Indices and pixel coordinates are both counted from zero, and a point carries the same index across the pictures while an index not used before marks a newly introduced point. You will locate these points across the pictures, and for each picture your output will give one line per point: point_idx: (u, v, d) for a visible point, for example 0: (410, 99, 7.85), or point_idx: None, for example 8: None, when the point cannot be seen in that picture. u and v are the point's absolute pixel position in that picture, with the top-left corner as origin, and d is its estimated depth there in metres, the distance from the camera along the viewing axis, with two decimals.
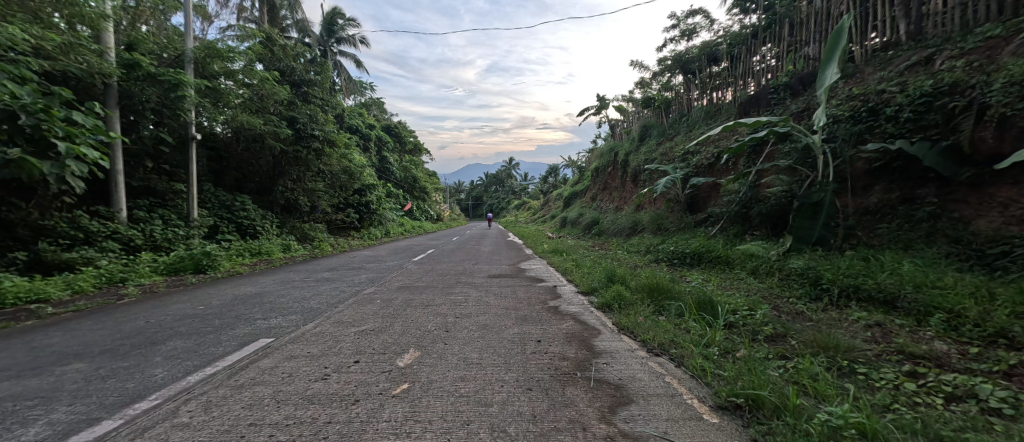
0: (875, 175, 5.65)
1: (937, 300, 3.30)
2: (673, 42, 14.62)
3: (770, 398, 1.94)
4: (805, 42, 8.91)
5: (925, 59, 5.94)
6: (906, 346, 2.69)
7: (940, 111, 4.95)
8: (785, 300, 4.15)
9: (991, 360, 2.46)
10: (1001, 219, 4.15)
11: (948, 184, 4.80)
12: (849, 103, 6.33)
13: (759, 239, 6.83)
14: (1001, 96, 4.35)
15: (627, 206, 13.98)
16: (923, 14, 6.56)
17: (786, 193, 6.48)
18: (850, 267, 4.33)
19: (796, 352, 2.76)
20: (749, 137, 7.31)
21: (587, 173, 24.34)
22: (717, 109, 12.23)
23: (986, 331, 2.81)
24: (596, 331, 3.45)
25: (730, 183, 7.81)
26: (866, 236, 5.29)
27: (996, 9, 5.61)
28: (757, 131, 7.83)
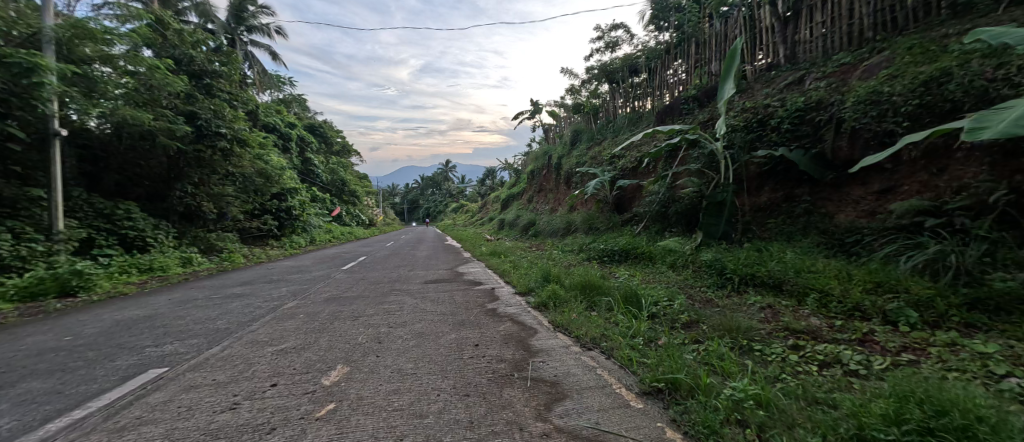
0: (764, 177, 6.55)
1: (812, 282, 3.92)
2: (598, 52, 15.59)
3: (686, 380, 2.15)
4: (708, 59, 10.05)
5: (798, 79, 7.04)
6: (790, 323, 3.16)
7: (810, 124, 5.89)
8: (698, 289, 4.62)
9: (851, 330, 2.99)
10: (854, 213, 5.07)
11: (818, 185, 5.71)
12: (743, 115, 7.24)
13: (675, 235, 7.52)
14: (851, 112, 5.25)
15: (562, 207, 14.53)
16: (796, 41, 7.76)
17: (697, 194, 7.21)
18: (748, 258, 4.96)
19: (707, 336, 3.09)
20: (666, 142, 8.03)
21: (524, 176, 24.89)
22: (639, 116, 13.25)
23: (847, 306, 3.41)
24: (533, 331, 3.53)
25: (651, 186, 8.50)
26: (760, 231, 6.11)
27: (846, 40, 6.84)
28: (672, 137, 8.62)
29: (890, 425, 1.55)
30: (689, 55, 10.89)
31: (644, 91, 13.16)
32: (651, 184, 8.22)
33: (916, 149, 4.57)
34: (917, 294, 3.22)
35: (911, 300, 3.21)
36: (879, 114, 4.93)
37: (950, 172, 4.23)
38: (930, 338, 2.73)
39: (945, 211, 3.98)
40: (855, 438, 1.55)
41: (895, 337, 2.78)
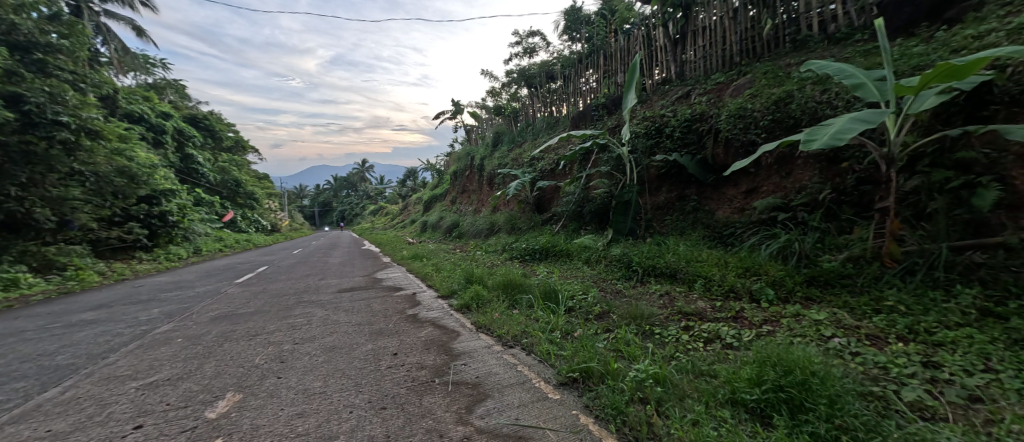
0: (661, 179, 7.36)
1: (699, 269, 4.51)
2: (517, 57, 16.01)
3: (597, 367, 2.31)
4: (614, 71, 10.96)
5: (686, 94, 8.05)
6: (683, 307, 3.59)
7: (696, 133, 6.78)
8: (609, 282, 5.02)
9: (728, 310, 3.52)
10: (729, 210, 5.96)
11: (703, 186, 6.59)
12: (644, 123, 8.04)
13: (590, 232, 8.05)
14: (725, 124, 6.16)
15: (485, 208, 14.61)
16: (683, 60, 8.86)
17: (607, 194, 7.81)
18: (649, 251, 5.52)
19: (616, 324, 3.37)
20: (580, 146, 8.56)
21: (446, 177, 24.48)
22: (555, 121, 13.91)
23: (725, 289, 4.00)
24: (455, 334, 3.48)
25: (568, 186, 8.97)
26: (659, 227, 6.85)
27: (721, 63, 8.00)
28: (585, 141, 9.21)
29: (753, 386, 1.92)
30: (598, 66, 11.75)
31: (560, 97, 13.86)
32: (568, 185, 8.68)
33: (771, 156, 5.53)
34: (773, 275, 3.91)
35: (770, 281, 3.89)
36: (745, 126, 5.87)
37: (794, 175, 5.21)
38: (783, 311, 3.34)
39: (791, 207, 4.89)
40: (729, 401, 1.91)
41: (759, 313, 3.34)
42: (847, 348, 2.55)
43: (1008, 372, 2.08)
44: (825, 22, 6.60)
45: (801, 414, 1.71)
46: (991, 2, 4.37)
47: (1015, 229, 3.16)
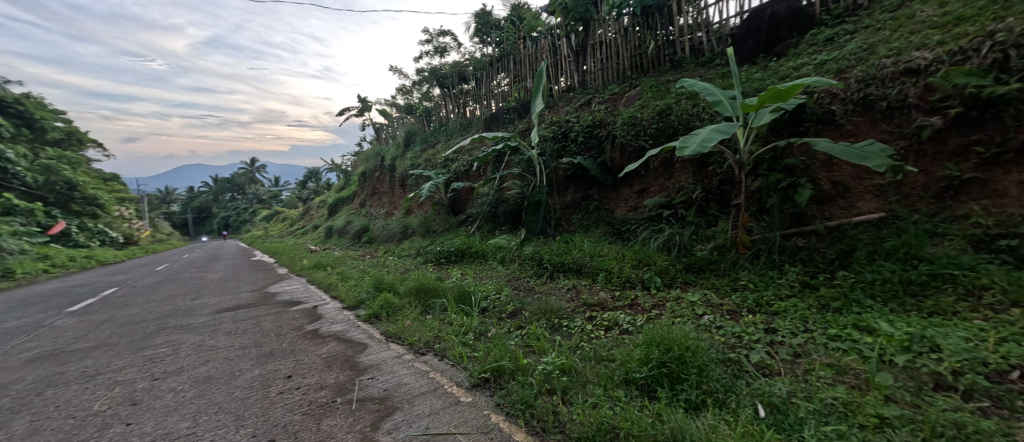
0: (568, 180, 7.84)
1: (601, 263, 4.91)
2: (427, 55, 15.61)
3: (508, 365, 2.37)
4: (524, 76, 11.36)
5: (588, 101, 8.70)
6: (588, 299, 3.87)
7: (597, 138, 7.36)
8: (523, 280, 5.18)
9: (625, 298, 3.89)
10: (625, 208, 6.61)
11: (603, 186, 7.18)
12: (551, 127, 8.46)
13: (504, 233, 8.21)
14: (620, 131, 6.81)
15: (397, 211, 13.95)
16: (584, 71, 9.57)
17: (519, 195, 8.04)
18: (559, 248, 5.84)
19: (528, 320, 3.49)
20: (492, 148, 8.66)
21: (354, 178, 22.79)
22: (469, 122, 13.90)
23: (623, 279, 4.42)
24: (361, 346, 3.25)
25: (482, 188, 9.01)
26: (568, 226, 7.29)
27: (617, 75, 8.83)
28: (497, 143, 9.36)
29: (641, 365, 2.17)
30: (509, 70, 12.06)
31: (472, 99, 13.89)
32: (481, 186, 8.71)
33: (657, 160, 6.28)
34: (660, 265, 4.45)
35: (658, 271, 4.41)
36: (636, 133, 6.56)
37: (675, 177, 5.98)
38: (668, 296, 3.82)
39: (673, 205, 5.61)
40: (624, 381, 2.13)
41: (649, 299, 3.77)
42: (714, 324, 3.03)
43: (818, 330, 2.69)
44: (695, 48, 7.63)
45: (679, 384, 2.01)
46: (805, 42, 5.57)
47: (822, 219, 4.08)
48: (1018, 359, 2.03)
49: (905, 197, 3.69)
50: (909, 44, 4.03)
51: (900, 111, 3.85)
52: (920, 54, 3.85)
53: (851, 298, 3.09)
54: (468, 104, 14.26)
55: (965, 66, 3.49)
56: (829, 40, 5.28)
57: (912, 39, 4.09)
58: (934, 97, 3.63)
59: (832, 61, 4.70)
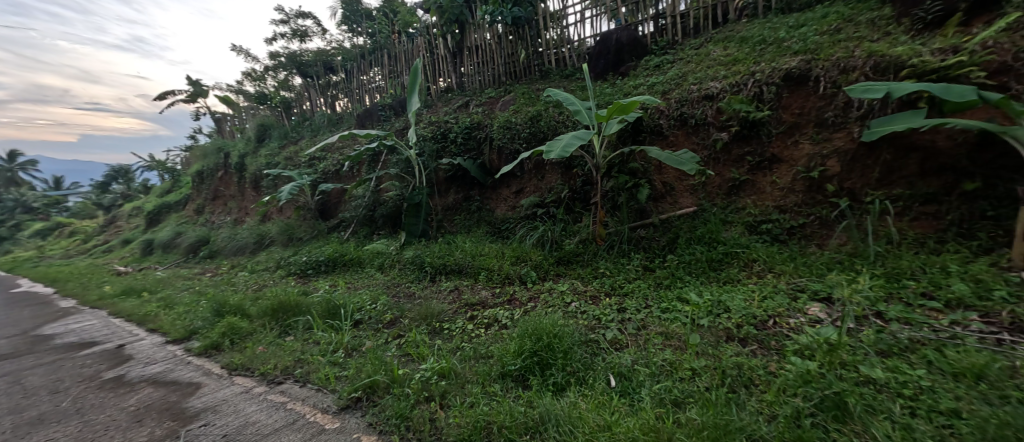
0: (449, 181, 7.80)
1: (482, 262, 5.01)
2: (283, 38, 13.61)
3: (381, 378, 2.24)
4: (400, 72, 10.88)
5: (466, 104, 8.79)
6: (469, 299, 3.90)
7: (475, 140, 7.50)
8: (404, 286, 4.96)
9: (503, 295, 4.06)
10: (506, 208, 6.89)
11: (483, 187, 7.35)
12: (430, 127, 8.21)
13: (383, 237, 7.69)
14: (497, 134, 7.05)
15: (249, 218, 11.82)
16: (462, 73, 9.64)
17: (399, 197, 7.61)
18: (441, 250, 5.75)
19: (408, 328, 3.35)
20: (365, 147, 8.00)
21: (185, 178, 18.44)
22: (338, 117, 12.59)
23: (502, 276, 4.61)
24: (192, 387, 2.64)
25: (355, 189, 8.27)
26: (450, 227, 7.26)
27: (493, 80, 9.16)
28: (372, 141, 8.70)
29: (515, 357, 2.33)
30: (382, 64, 11.36)
31: (342, 92, 12.68)
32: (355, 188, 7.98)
33: (530, 162, 6.70)
34: (535, 260, 4.78)
35: (533, 266, 4.72)
36: (511, 136, 6.88)
37: (546, 178, 6.48)
38: (541, 288, 4.13)
39: (546, 204, 6.08)
40: (500, 375, 2.26)
41: (525, 293, 4.01)
42: (579, 309, 3.40)
43: (654, 305, 3.25)
44: (559, 61, 8.37)
45: (548, 370, 2.22)
46: (642, 66, 6.65)
47: (657, 213, 4.96)
48: (772, 310, 2.82)
49: (709, 194, 4.73)
50: (708, 75, 5.17)
51: (704, 127, 4.92)
52: (714, 84, 4.98)
53: (676, 276, 3.83)
54: (336, 98, 12.96)
55: (739, 95, 4.66)
56: (658, 66, 6.41)
57: (709, 71, 5.26)
58: (723, 118, 4.75)
59: (659, 83, 5.72)
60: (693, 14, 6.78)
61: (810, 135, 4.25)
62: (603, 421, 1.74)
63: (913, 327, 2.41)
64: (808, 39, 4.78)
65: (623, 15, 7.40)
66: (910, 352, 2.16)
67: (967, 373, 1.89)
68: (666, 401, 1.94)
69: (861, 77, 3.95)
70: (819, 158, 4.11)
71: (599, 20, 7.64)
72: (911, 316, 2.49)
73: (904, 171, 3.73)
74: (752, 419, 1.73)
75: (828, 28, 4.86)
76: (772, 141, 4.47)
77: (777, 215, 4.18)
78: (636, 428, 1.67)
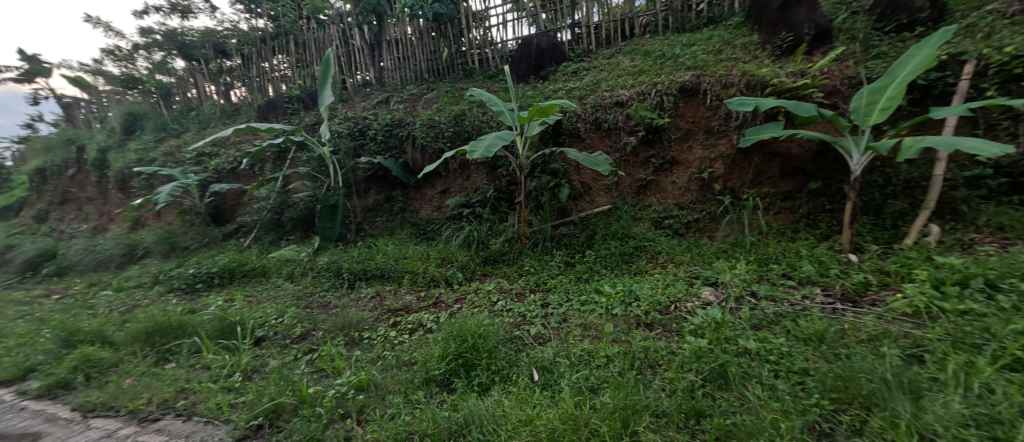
0: (369, 181, 7.35)
1: (406, 266, 4.80)
2: (158, 12, 11.56)
3: (289, 400, 2.07)
4: (310, 62, 9.98)
5: (386, 99, 8.35)
6: (392, 305, 3.72)
7: (397, 138, 7.16)
8: (318, 295, 4.56)
9: (428, 298, 3.95)
10: (431, 209, 6.71)
11: (406, 187, 7.06)
12: (347, 123, 7.59)
13: (293, 242, 6.95)
14: (420, 132, 6.81)
15: (115, 224, 9.82)
16: (381, 67, 9.15)
17: (311, 198, 6.93)
18: (360, 255, 5.38)
19: (321, 340, 3.10)
20: (268, 142, 7.14)
21: (17, 176, 14.64)
22: (235, 109, 11.07)
23: (428, 278, 4.49)
24: (29, 439, 2.13)
25: (257, 190, 7.36)
26: (372, 230, 6.86)
27: (415, 77, 8.87)
28: (277, 137, 7.81)
29: (440, 361, 2.33)
30: (288, 52, 10.28)
31: (240, 80, 11.24)
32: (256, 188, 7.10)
33: (455, 162, 6.61)
34: (461, 261, 4.74)
35: (459, 266, 4.68)
36: (435, 135, 6.71)
37: (471, 178, 6.44)
38: (467, 289, 4.11)
39: (472, 203, 6.05)
40: (424, 381, 2.24)
41: (451, 295, 3.95)
42: (505, 308, 3.46)
43: (575, 298, 3.43)
44: (483, 62, 8.40)
45: (473, 371, 2.26)
46: (561, 71, 6.96)
47: (577, 211, 5.25)
48: (673, 296, 3.17)
49: (621, 193, 5.15)
50: (618, 83, 5.60)
51: (616, 131, 5.34)
52: (624, 91, 5.41)
53: (593, 269, 4.10)
54: (232, 86, 11.45)
55: (645, 103, 5.13)
56: (575, 72, 6.77)
57: (619, 80, 5.71)
58: (632, 123, 5.19)
59: (577, 89, 6.05)
60: (605, 26, 7.30)
61: (701, 141, 4.86)
62: (525, 416, 1.82)
63: (776, 302, 2.90)
64: (698, 57, 5.45)
65: (543, 22, 7.68)
66: (774, 324, 2.59)
67: (813, 336, 2.33)
68: (584, 389, 2.08)
69: (738, 92, 4.63)
70: (708, 161, 4.73)
71: (520, 24, 7.83)
72: (775, 294, 2.99)
73: (770, 173, 4.46)
74: (655, 397, 1.94)
75: (713, 48, 5.60)
76: (671, 145, 5.01)
77: (677, 211, 4.71)
78: (556, 418, 1.76)
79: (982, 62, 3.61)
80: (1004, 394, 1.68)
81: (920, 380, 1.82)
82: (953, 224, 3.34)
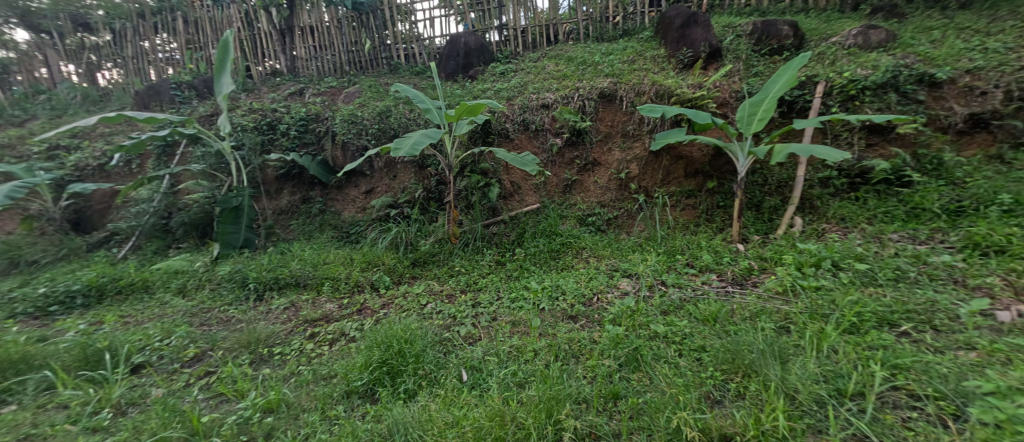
0: (281, 180, 6.66)
1: (326, 272, 4.44)
2: None
3: (175, 432, 1.86)
4: (205, 45, 8.74)
5: (299, 91, 7.62)
6: (309, 315, 3.41)
7: (313, 133, 6.58)
8: (218, 309, 4.01)
9: (352, 305, 3.71)
10: (355, 210, 6.29)
11: (326, 187, 6.53)
12: (252, 115, 6.72)
13: (186, 251, 6.02)
14: (340, 128, 6.33)
15: None
16: (294, 56, 8.34)
17: (208, 200, 6.06)
18: (270, 262, 4.84)
19: (221, 360, 2.74)
20: (150, 134, 6.10)
21: None
22: (103, 94, 9.27)
23: (352, 284, 4.21)
24: None
25: (135, 190, 6.23)
26: (286, 234, 6.23)
27: (333, 68, 8.25)
28: (162, 128, 6.71)
29: (362, 370, 2.24)
30: (175, 30, 8.86)
31: (108, 59, 9.35)
32: (135, 188, 6.02)
33: (380, 160, 6.23)
34: (388, 264, 4.52)
35: (386, 270, 4.46)
36: (357, 132, 6.30)
37: (399, 177, 6.16)
38: (395, 293, 3.93)
39: (400, 204, 5.79)
40: (344, 394, 2.14)
41: (377, 300, 3.75)
42: (434, 310, 3.38)
43: (505, 296, 3.48)
44: (409, 57, 8.11)
45: (399, 377, 2.21)
46: (489, 71, 6.99)
47: (507, 211, 5.32)
48: (595, 288, 3.38)
49: (548, 192, 5.34)
50: (544, 86, 5.79)
51: (542, 132, 5.52)
52: (550, 94, 5.60)
53: (522, 267, 4.20)
54: (96, 67, 9.46)
55: (569, 106, 5.37)
56: (503, 73, 6.85)
57: (545, 83, 5.91)
58: (557, 125, 5.41)
59: (505, 89, 6.12)
60: (531, 31, 7.50)
61: (619, 143, 5.23)
62: (452, 417, 1.82)
63: (681, 289, 3.25)
64: (615, 65, 5.86)
65: (471, 21, 7.64)
66: (680, 308, 2.90)
67: (710, 317, 2.65)
68: (511, 384, 2.13)
69: (649, 100, 5.08)
70: (625, 162, 5.12)
71: (447, 21, 7.71)
72: (680, 281, 3.35)
73: (676, 173, 4.97)
74: (578, 385, 2.05)
75: (628, 58, 6.06)
76: (593, 147, 5.32)
77: (599, 209, 5.03)
78: (483, 417, 1.79)
79: (830, 84, 4.42)
80: (843, 353, 2.08)
81: (787, 347, 2.17)
82: (812, 216, 4.05)
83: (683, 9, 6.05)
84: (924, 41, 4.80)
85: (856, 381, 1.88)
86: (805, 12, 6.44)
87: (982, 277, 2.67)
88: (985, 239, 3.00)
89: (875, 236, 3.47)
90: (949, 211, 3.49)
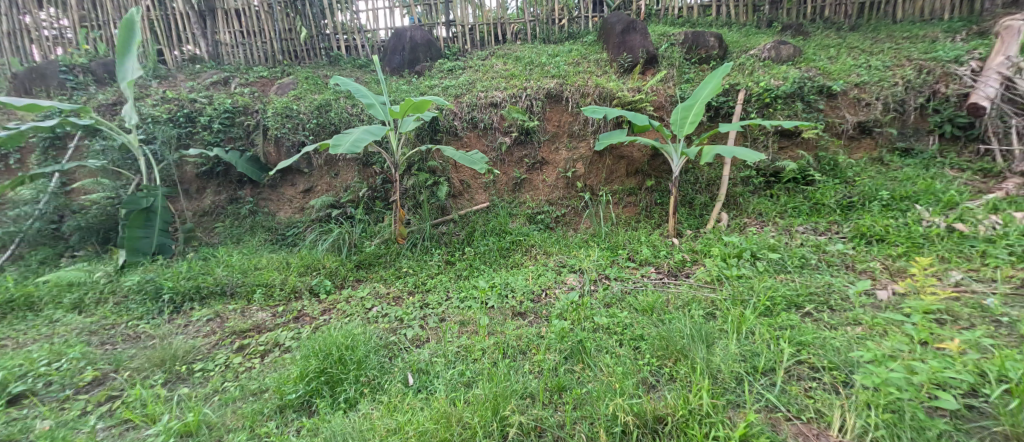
0: (203, 178, 6.02)
1: (257, 279, 4.08)
2: None
3: None
4: (104, 23, 7.63)
5: (224, 80, 6.90)
6: (238, 326, 3.12)
7: (240, 127, 6.00)
8: (125, 325, 3.53)
9: (288, 313, 3.45)
10: (292, 211, 5.86)
11: (257, 185, 6.00)
12: (164, 105, 5.97)
13: (84, 259, 5.19)
14: (273, 121, 5.84)
15: None
16: (217, 41, 7.55)
17: (111, 200, 5.33)
18: (190, 269, 4.34)
19: (128, 383, 2.42)
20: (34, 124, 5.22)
21: None
22: None
23: (288, 290, 3.91)
24: None
25: (14, 191, 5.27)
26: (210, 238, 5.65)
27: (264, 57, 7.60)
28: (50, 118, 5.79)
29: (298, 382, 2.11)
30: (64, 4, 7.63)
31: None
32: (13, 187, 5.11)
33: (319, 157, 5.85)
34: (329, 267, 4.27)
35: (327, 274, 4.21)
36: (293, 126, 5.86)
37: (341, 175, 5.82)
38: (337, 297, 3.72)
39: (342, 204, 5.49)
40: (277, 410, 1.99)
41: (316, 306, 3.52)
42: (380, 313, 3.26)
43: (454, 296, 3.44)
44: (350, 49, 7.71)
45: (339, 386, 2.11)
46: (436, 68, 6.83)
47: (456, 210, 5.25)
48: (543, 285, 3.45)
49: (498, 191, 5.36)
50: (492, 84, 5.79)
51: (491, 131, 5.52)
52: (498, 93, 5.59)
53: (472, 266, 4.17)
54: None
55: (517, 106, 5.41)
56: (451, 70, 6.73)
57: (493, 81, 5.90)
58: (506, 124, 5.43)
59: (452, 87, 6.03)
60: (479, 29, 7.47)
61: (565, 143, 5.38)
62: (395, 423, 1.77)
63: (623, 282, 3.42)
64: (561, 67, 6.01)
65: (417, 15, 7.43)
66: (621, 300, 3.05)
67: (647, 307, 2.82)
68: (458, 384, 2.11)
69: (593, 102, 5.28)
70: (571, 162, 5.28)
71: (391, 13, 7.43)
72: (622, 274, 3.53)
73: (618, 172, 5.22)
74: (524, 380, 2.09)
75: (573, 60, 6.25)
76: (541, 146, 5.41)
77: (547, 207, 5.14)
78: (428, 420, 1.75)
79: (749, 92, 4.89)
80: (758, 333, 2.32)
81: (713, 332, 2.37)
82: (735, 212, 4.46)
83: (624, 16, 6.35)
84: (823, 57, 5.47)
85: (768, 358, 2.11)
86: (728, 26, 7.07)
87: (867, 262, 3.11)
88: (869, 230, 3.50)
89: (786, 229, 3.90)
90: (843, 206, 4.02)
